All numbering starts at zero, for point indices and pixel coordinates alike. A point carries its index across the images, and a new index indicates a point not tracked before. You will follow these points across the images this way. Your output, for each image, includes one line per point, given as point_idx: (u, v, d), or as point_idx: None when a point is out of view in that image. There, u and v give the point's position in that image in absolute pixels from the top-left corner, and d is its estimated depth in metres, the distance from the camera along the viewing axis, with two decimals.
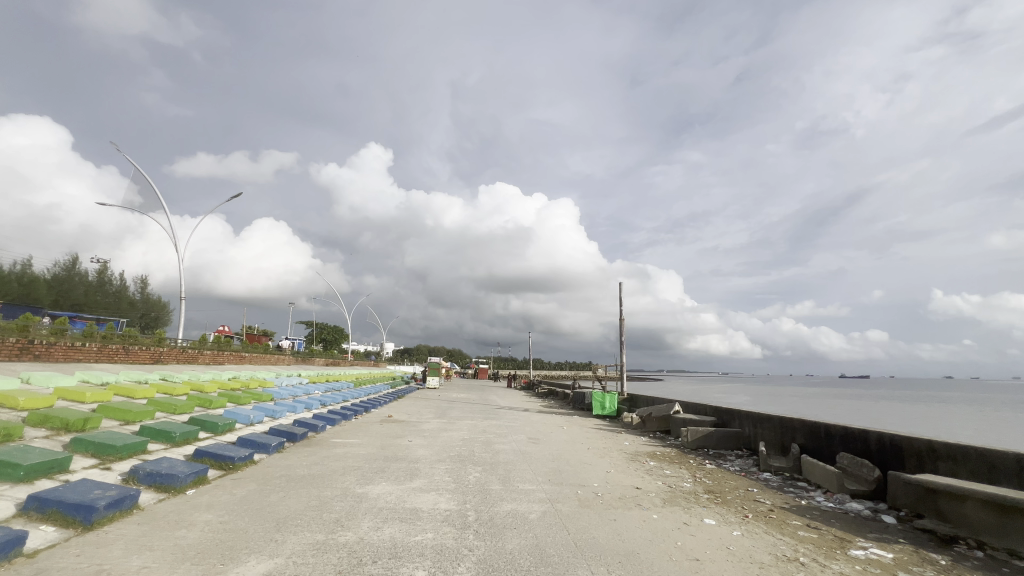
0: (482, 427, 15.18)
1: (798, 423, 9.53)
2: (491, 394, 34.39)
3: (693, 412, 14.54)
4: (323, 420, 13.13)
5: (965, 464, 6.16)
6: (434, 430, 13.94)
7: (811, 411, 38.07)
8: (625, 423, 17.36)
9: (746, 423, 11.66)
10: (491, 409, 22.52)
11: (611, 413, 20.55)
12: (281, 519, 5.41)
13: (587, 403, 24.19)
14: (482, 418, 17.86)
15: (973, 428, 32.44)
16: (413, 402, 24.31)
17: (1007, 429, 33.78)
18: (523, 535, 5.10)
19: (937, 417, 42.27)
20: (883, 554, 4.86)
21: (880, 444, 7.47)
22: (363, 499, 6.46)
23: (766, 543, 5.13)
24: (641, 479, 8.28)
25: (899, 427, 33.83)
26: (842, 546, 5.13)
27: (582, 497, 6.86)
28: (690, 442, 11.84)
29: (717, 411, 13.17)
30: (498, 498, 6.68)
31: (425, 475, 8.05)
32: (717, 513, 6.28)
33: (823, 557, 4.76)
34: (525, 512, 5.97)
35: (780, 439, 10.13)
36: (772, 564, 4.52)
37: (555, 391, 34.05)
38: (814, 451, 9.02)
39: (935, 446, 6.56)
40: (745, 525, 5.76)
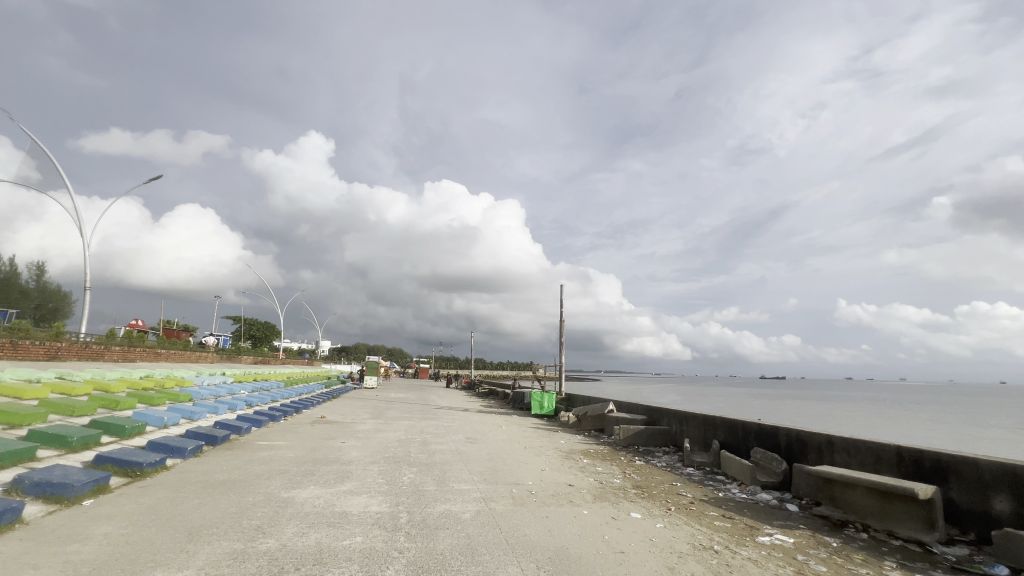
0: (419, 428, 14.96)
1: (719, 421, 10.22)
2: (430, 394, 33.96)
3: (625, 411, 15.18)
4: (248, 421, 12.36)
5: (855, 454, 6.89)
6: (369, 431, 13.53)
7: (730, 410, 40.92)
8: (562, 422, 17.81)
9: (673, 421, 12.36)
10: (430, 408, 22.28)
11: (549, 412, 21.01)
12: (194, 528, 5.02)
13: (526, 403, 24.56)
14: (419, 419, 17.59)
15: (866, 425, 36.31)
16: (348, 403, 23.49)
17: (891, 424, 38.16)
18: (455, 535, 5.09)
19: (836, 414, 46.99)
20: (785, 539, 5.33)
21: (787, 439, 8.18)
22: (288, 504, 6.15)
23: (685, 534, 5.46)
24: (574, 476, 8.53)
25: (805, 422, 37.16)
26: (751, 533, 5.56)
27: (516, 496, 6.95)
28: (622, 440, 12.39)
29: (647, 410, 13.84)
30: (433, 499, 6.62)
31: (357, 478, 7.80)
32: (643, 507, 6.60)
33: (734, 544, 5.13)
34: (459, 512, 5.96)
35: (703, 436, 10.81)
36: (690, 553, 4.81)
37: (495, 391, 34.26)
38: (732, 447, 9.70)
39: (834, 440, 7.28)
40: (668, 518, 6.10)
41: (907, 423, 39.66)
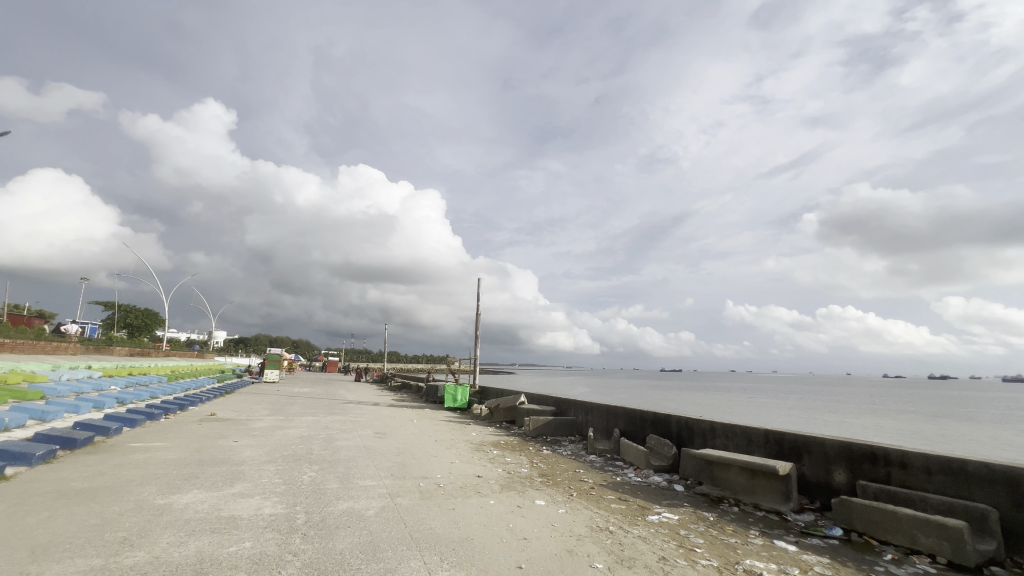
0: (323, 423, 14.18)
1: (620, 411, 10.92)
2: (338, 388, 32.39)
3: (536, 402, 15.66)
4: (118, 421, 10.86)
5: (732, 438, 7.74)
6: (266, 429, 12.56)
7: (633, 400, 44.15)
8: (474, 415, 17.92)
9: (579, 411, 12.97)
10: (337, 403, 21.24)
11: (462, 405, 21.07)
12: (39, 546, 4.31)
13: (439, 396, 24.36)
14: (325, 414, 16.67)
15: (744, 411, 41.10)
16: (244, 398, 21.62)
17: (763, 410, 43.63)
18: (357, 533, 4.91)
19: (721, 402, 52.70)
20: (671, 517, 5.85)
21: (678, 426, 8.95)
22: (164, 511, 5.52)
23: (584, 517, 5.78)
24: (482, 467, 8.64)
25: (694, 409, 41.23)
26: (642, 513, 6.03)
27: (423, 489, 6.88)
28: (531, 431, 12.79)
29: (556, 401, 14.40)
30: (334, 498, 6.31)
31: (250, 479, 7.20)
32: (548, 494, 6.87)
33: (627, 524, 5.53)
34: (363, 509, 5.76)
35: (605, 425, 11.49)
36: (587, 535, 5.11)
37: (408, 384, 33.58)
38: (631, 434, 10.41)
39: (716, 426, 8.10)
40: (570, 503, 6.42)
41: (776, 410, 45.62)
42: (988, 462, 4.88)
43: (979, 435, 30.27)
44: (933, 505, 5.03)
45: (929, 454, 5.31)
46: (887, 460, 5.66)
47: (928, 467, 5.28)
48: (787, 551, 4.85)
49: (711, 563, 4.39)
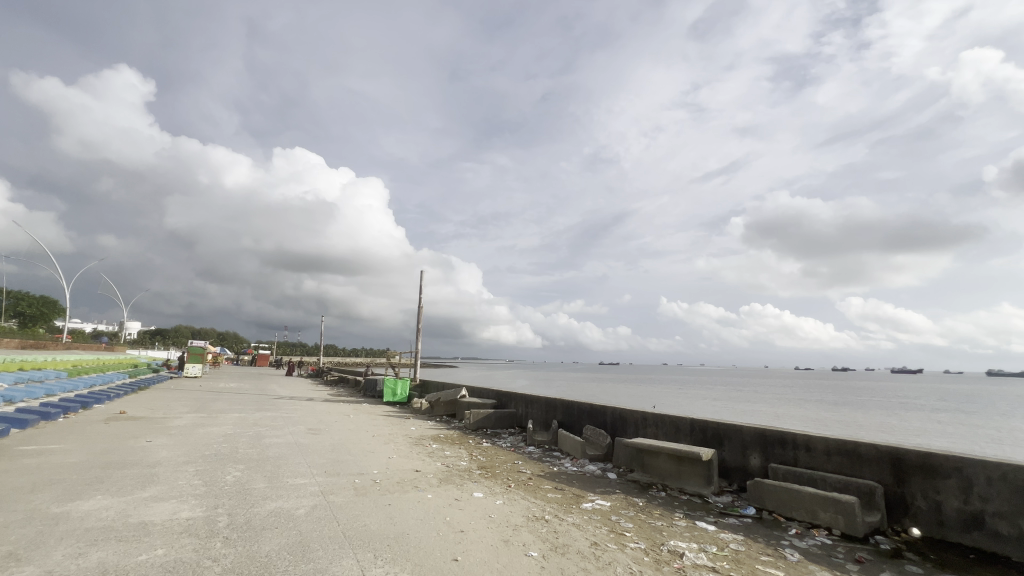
0: (251, 420, 13.36)
1: (559, 403, 11.19)
2: (270, 382, 30.73)
3: (477, 395, 15.70)
4: (6, 422, 9.62)
5: (662, 427, 8.16)
6: (185, 427, 11.64)
7: (571, 393, 45.55)
8: (414, 409, 17.65)
9: (519, 404, 13.15)
10: (266, 399, 20.10)
11: (401, 399, 20.69)
12: None
13: (378, 390, 23.76)
14: (253, 410, 15.72)
15: (673, 402, 43.71)
16: (160, 394, 19.89)
17: (690, 401, 46.65)
18: (285, 534, 4.69)
19: (652, 394, 55.68)
20: (603, 504, 6.09)
21: (613, 416, 9.31)
22: (61, 520, 4.98)
23: (520, 507, 5.88)
24: (421, 462, 8.54)
25: (629, 400, 43.26)
26: (576, 501, 6.23)
27: (358, 486, 6.68)
28: (471, 424, 12.83)
29: (496, 394, 14.51)
30: (260, 498, 5.98)
31: (164, 481, 6.65)
32: (486, 486, 6.93)
33: (562, 512, 5.70)
34: (292, 509, 5.51)
35: (544, 417, 11.73)
36: (523, 525, 5.20)
37: (345, 378, 32.48)
38: (569, 426, 10.71)
39: (647, 416, 8.51)
40: (507, 494, 6.50)
41: (702, 400, 48.92)
42: (877, 444, 5.49)
43: (871, 421, 34.05)
44: (831, 483, 5.61)
45: (830, 438, 5.89)
46: (794, 445, 6.23)
47: (828, 449, 5.87)
48: (707, 531, 5.20)
49: (639, 546, 4.62)
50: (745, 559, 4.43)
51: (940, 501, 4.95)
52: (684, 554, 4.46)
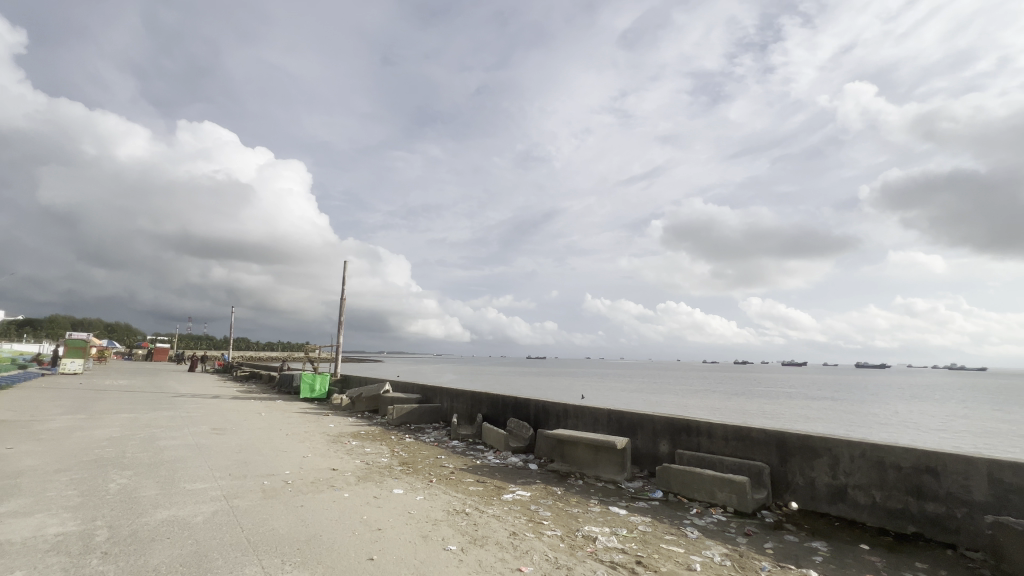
0: (143, 421, 12.01)
1: (484, 397, 11.24)
2: (168, 379, 27.89)
3: (401, 390, 15.34)
4: None
5: (582, 418, 8.49)
6: (57, 431, 10.19)
7: (499, 387, 46.07)
8: (334, 405, 16.88)
9: (444, 399, 13.03)
10: (162, 397, 18.18)
11: (320, 395, 19.69)
12: None
13: (294, 386, 22.41)
14: (146, 410, 14.13)
15: (595, 394, 45.74)
16: (27, 394, 17.26)
17: (611, 393, 49.09)
18: (179, 544, 4.29)
19: (577, 386, 57.92)
20: (523, 494, 6.23)
21: (536, 409, 9.53)
22: None
23: (441, 502, 5.84)
24: (338, 460, 8.18)
25: (554, 393, 44.52)
26: (498, 492, 6.32)
27: (267, 488, 6.25)
28: (394, 419, 12.52)
29: (421, 388, 14.26)
30: (151, 507, 5.39)
31: (27, 494, 5.77)
32: (406, 482, 6.79)
33: (483, 505, 5.74)
34: (189, 517, 5.03)
35: (469, 411, 11.73)
36: (443, 519, 5.16)
37: (258, 373, 30.31)
38: (493, 419, 10.79)
39: (569, 408, 8.80)
40: (428, 489, 6.43)
41: (622, 392, 51.65)
42: (767, 429, 6.11)
43: (766, 409, 37.86)
44: (727, 465, 6.17)
45: (728, 424, 6.46)
46: (698, 432, 6.76)
47: (726, 434, 6.44)
48: (618, 515, 5.50)
49: (556, 533, 4.78)
50: (651, 539, 4.74)
51: (814, 477, 5.62)
52: (596, 538, 4.69)
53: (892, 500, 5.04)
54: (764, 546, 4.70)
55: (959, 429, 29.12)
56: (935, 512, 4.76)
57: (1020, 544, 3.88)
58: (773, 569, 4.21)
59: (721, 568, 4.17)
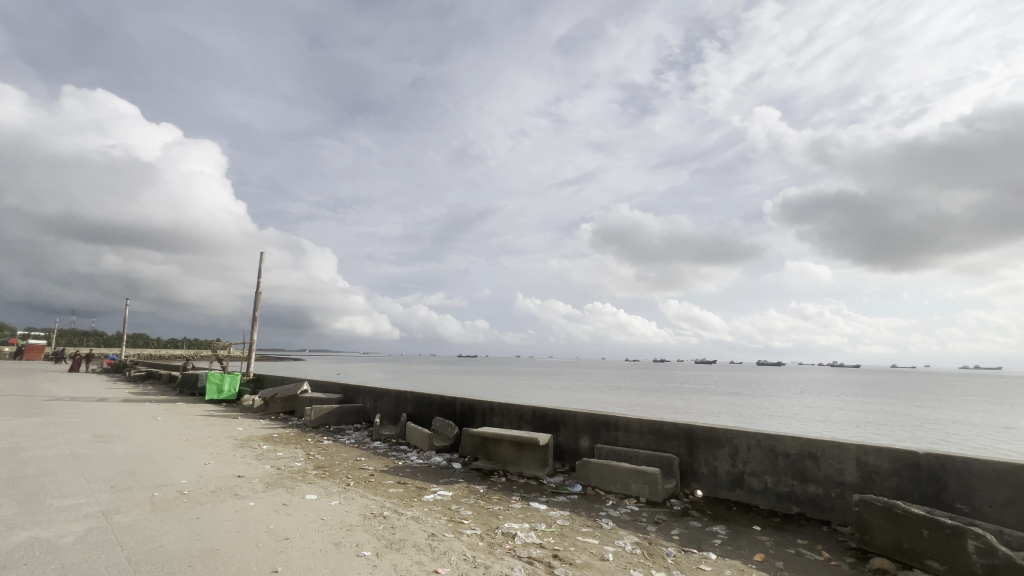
0: (3, 429, 10.33)
1: (409, 396, 10.95)
2: (41, 381, 24.26)
3: (321, 390, 14.55)
4: None
5: (507, 415, 8.54)
6: None
7: (428, 386, 45.27)
8: (245, 407, 15.64)
9: (367, 398, 12.53)
10: (32, 400, 15.78)
11: (229, 396, 18.15)
12: None
13: (199, 387, 20.47)
14: (8, 417, 12.17)
15: (523, 392, 46.29)
16: None
17: (539, 390, 50.07)
18: (40, 570, 3.71)
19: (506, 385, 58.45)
20: (445, 494, 6.13)
21: (462, 407, 9.44)
22: None
23: (358, 506, 5.59)
24: (245, 466, 7.56)
25: (482, 391, 44.53)
26: (418, 493, 6.16)
27: (157, 501, 5.60)
28: (312, 420, 11.86)
29: (343, 387, 13.60)
30: (5, 529, 4.62)
31: None
32: (320, 487, 6.41)
33: (403, 507, 5.57)
34: (55, 538, 4.38)
35: (393, 411, 11.37)
36: (359, 524, 4.94)
37: (157, 373, 27.32)
38: (418, 418, 10.55)
39: (494, 406, 8.81)
40: (344, 493, 6.12)
41: (550, 389, 52.86)
42: (677, 423, 6.51)
43: (680, 404, 40.52)
44: (641, 457, 6.50)
45: (643, 419, 6.80)
46: (616, 426, 7.06)
47: (641, 428, 6.77)
48: (538, 511, 5.58)
49: (475, 532, 4.75)
50: (568, 532, 4.86)
51: (716, 466, 6.08)
52: (516, 534, 4.72)
53: (781, 485, 5.57)
54: (671, 533, 5.00)
55: (838, 420, 32.91)
56: (814, 493, 5.33)
57: (880, 519, 4.46)
58: (678, 553, 4.47)
59: (632, 557, 4.36)
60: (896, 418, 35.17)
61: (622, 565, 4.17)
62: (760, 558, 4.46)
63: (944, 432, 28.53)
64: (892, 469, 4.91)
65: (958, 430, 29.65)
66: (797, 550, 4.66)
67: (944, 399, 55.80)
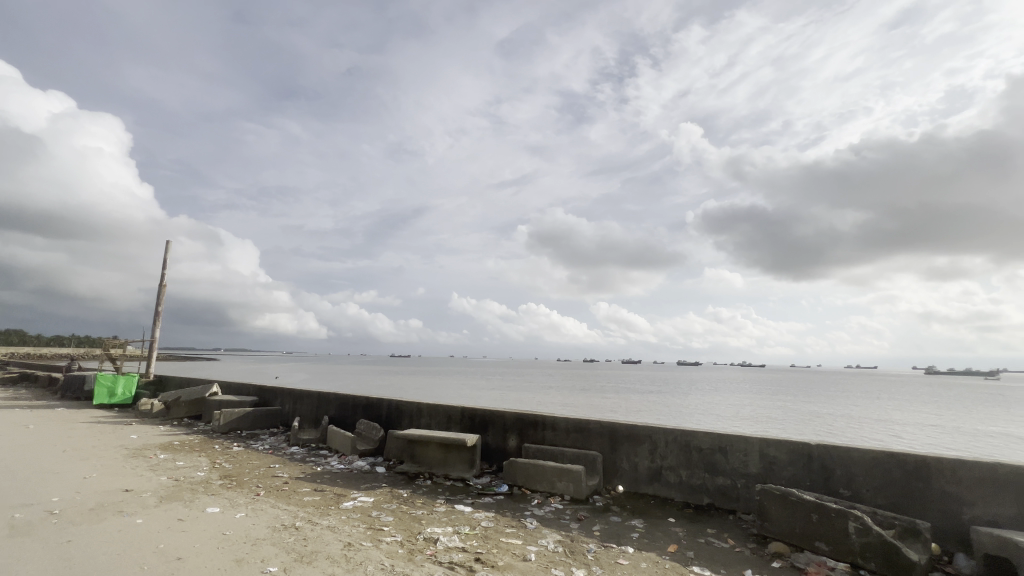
0: None
1: (332, 397, 10.37)
2: None
3: (233, 392, 13.42)
4: None
5: (435, 416, 8.35)
6: None
7: (357, 387, 43.35)
8: (142, 412, 14.04)
9: (285, 400, 11.73)
10: None
11: (123, 401, 16.20)
12: None
13: (86, 390, 18.10)
14: None
15: (455, 392, 45.67)
16: None
17: (471, 390, 49.62)
18: None
19: None
20: (366, 500, 5.84)
21: (388, 408, 9.10)
22: None
23: (266, 518, 5.16)
24: (135, 479, 6.74)
25: (413, 392, 43.37)
26: (336, 501, 5.83)
27: (17, 524, 4.81)
28: (221, 426, 10.92)
29: (258, 389, 12.62)
30: None
31: None
32: (224, 499, 5.85)
33: (318, 516, 5.23)
34: None
35: (314, 414, 10.74)
36: (266, 538, 4.56)
37: (33, 375, 23.80)
38: (341, 421, 10.03)
39: (422, 406, 8.57)
40: (252, 504, 5.64)
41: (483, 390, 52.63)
42: (602, 421, 6.67)
43: (607, 403, 42.02)
44: (567, 456, 6.61)
45: (570, 417, 6.92)
46: (544, 425, 7.12)
47: (568, 427, 6.88)
48: (463, 513, 5.48)
49: (395, 539, 4.55)
50: (492, 534, 4.79)
51: (637, 462, 6.32)
52: (438, 539, 4.58)
53: (694, 477, 5.89)
54: (592, 529, 5.11)
55: (747, 416, 35.74)
56: (723, 485, 5.69)
57: (778, 506, 4.84)
58: (598, 549, 4.57)
59: (554, 555, 4.38)
60: (795, 413, 38.82)
61: (543, 565, 4.17)
62: (674, 548, 4.67)
63: (833, 425, 31.94)
64: (789, 459, 5.36)
65: (844, 423, 33.28)
66: (705, 539, 4.94)
67: (833, 395, 62.54)
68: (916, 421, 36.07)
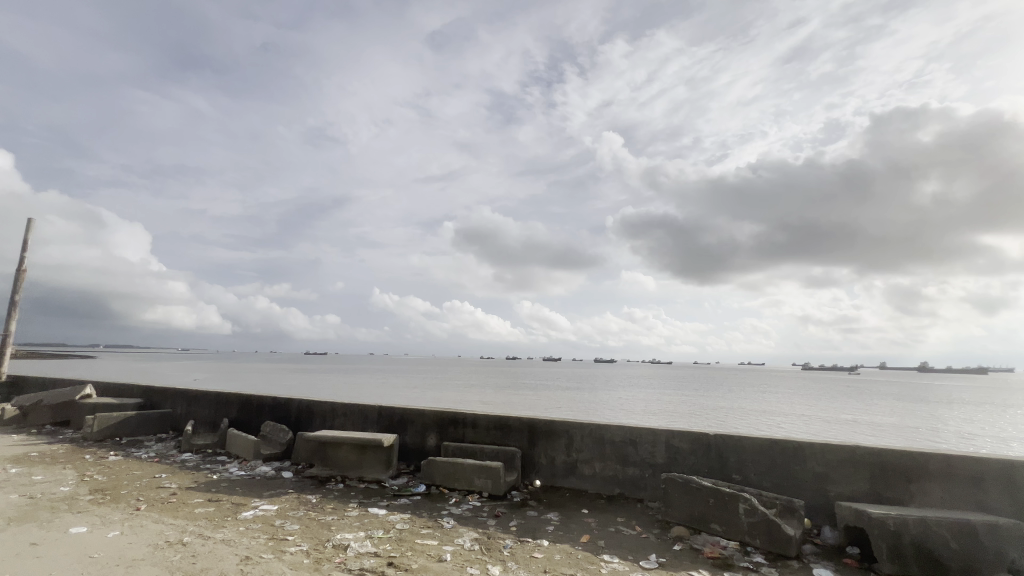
0: None
1: (233, 398, 9.49)
2: None
3: (111, 394, 11.82)
4: None
5: (350, 416, 7.95)
6: None
7: (266, 388, 40.34)
8: None
9: (177, 402, 10.54)
10: None
11: None
12: None
13: None
14: None
15: (373, 392, 44.09)
16: None
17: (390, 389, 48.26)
18: None
19: None
20: (268, 509, 5.39)
21: (298, 409, 8.51)
22: None
23: (146, 535, 4.58)
24: None
25: (328, 392, 41.22)
26: (234, 511, 5.33)
27: None
28: (95, 433, 9.57)
29: (143, 391, 11.22)
30: None
31: None
32: (95, 516, 5.11)
33: (210, 529, 4.74)
34: None
35: (211, 416, 9.76)
36: (145, 558, 4.04)
37: None
38: (243, 424, 9.21)
39: (336, 406, 8.12)
40: (129, 521, 4.98)
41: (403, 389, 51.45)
42: (521, 418, 6.75)
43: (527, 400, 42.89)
44: (486, 453, 6.60)
45: (490, 415, 6.92)
46: (463, 423, 7.05)
47: (488, 424, 6.88)
48: (377, 516, 5.26)
49: (300, 548, 4.25)
50: (406, 536, 4.64)
51: (554, 456, 6.47)
52: (348, 545, 4.35)
53: (606, 469, 6.17)
54: (509, 525, 5.15)
55: (655, 410, 38.34)
56: (633, 474, 6.01)
57: (681, 492, 5.20)
58: (514, 544, 4.61)
59: (469, 553, 4.35)
60: (697, 407, 42.37)
61: (458, 564, 4.12)
62: (586, 539, 4.85)
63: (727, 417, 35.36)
64: (691, 448, 5.78)
65: (736, 414, 36.97)
66: (615, 527, 5.18)
67: (728, 389, 69.15)
68: (793, 411, 41.06)
